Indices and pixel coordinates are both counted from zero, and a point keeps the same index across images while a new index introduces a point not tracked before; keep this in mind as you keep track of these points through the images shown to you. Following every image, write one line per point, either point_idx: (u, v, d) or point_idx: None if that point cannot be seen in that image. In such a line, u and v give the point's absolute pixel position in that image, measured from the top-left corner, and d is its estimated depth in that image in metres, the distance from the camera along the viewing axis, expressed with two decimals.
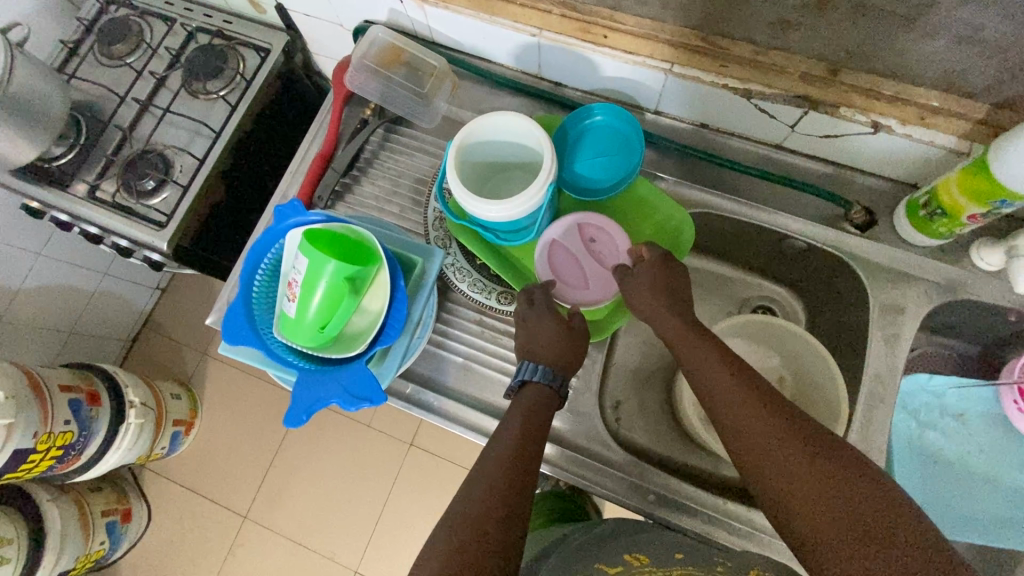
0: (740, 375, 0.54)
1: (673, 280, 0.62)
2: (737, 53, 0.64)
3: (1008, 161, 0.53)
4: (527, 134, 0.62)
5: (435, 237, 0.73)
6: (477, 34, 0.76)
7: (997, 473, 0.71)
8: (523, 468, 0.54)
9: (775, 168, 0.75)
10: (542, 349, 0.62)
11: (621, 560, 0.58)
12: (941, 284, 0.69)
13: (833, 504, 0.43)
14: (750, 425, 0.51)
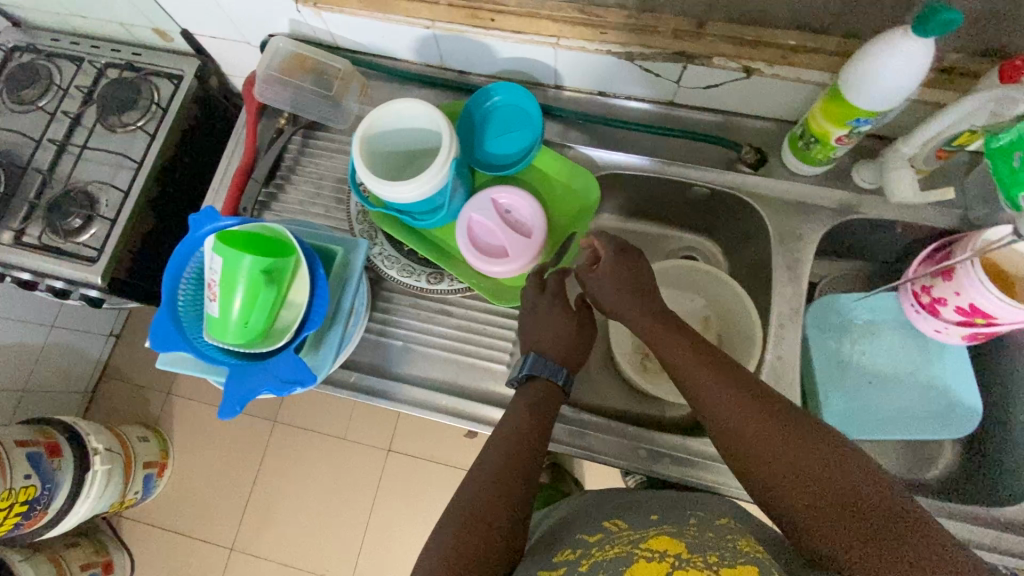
0: (718, 363, 0.58)
1: (647, 275, 0.65)
2: (613, 21, 0.69)
3: (856, 81, 0.58)
4: (416, 115, 0.64)
5: (360, 230, 0.76)
6: (375, 32, 0.79)
7: (907, 372, 0.77)
8: (524, 461, 0.59)
9: (672, 123, 0.80)
10: (547, 348, 0.66)
11: (599, 527, 0.58)
12: (831, 207, 0.75)
13: (815, 480, 0.48)
14: (731, 409, 0.55)
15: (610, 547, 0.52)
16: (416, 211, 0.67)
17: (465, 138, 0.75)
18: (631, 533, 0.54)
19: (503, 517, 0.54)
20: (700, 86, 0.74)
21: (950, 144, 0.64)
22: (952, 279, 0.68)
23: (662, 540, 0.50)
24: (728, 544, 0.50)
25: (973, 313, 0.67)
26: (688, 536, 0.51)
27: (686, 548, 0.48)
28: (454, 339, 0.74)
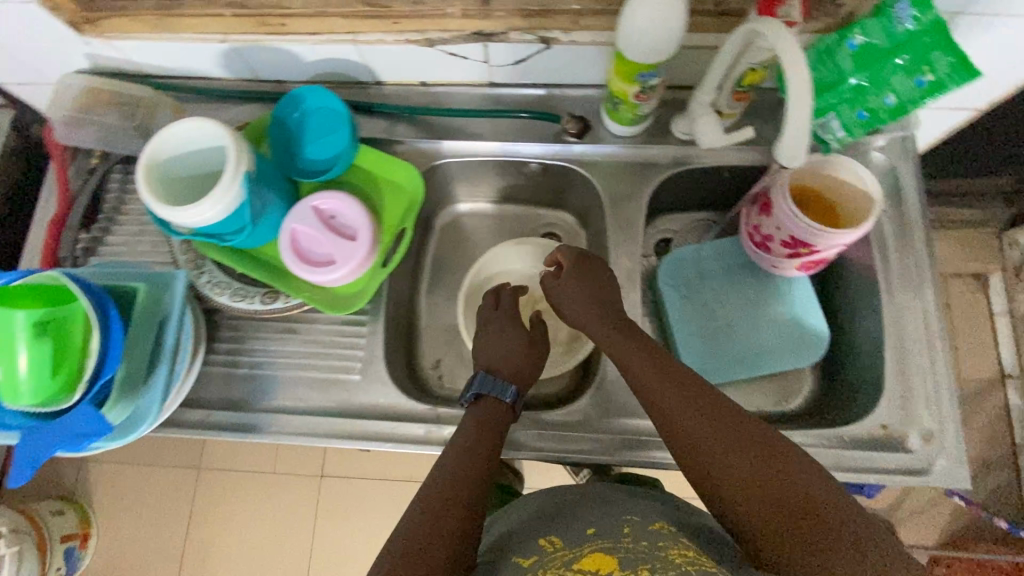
0: (666, 365, 0.59)
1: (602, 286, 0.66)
2: (401, 9, 0.67)
3: (624, 31, 0.59)
4: (194, 137, 0.61)
5: (185, 261, 0.73)
6: (173, 53, 0.75)
7: (757, 309, 0.79)
8: (471, 486, 0.57)
9: (498, 103, 0.80)
10: (500, 366, 0.68)
11: (534, 548, 0.55)
12: (655, 164, 0.77)
13: (763, 483, 0.50)
14: (681, 411, 0.55)
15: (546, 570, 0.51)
16: (224, 233, 0.64)
17: (280, 147, 0.73)
18: (565, 552, 0.53)
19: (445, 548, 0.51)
20: (510, 63, 0.74)
21: (741, 85, 0.66)
22: (773, 215, 0.69)
23: (597, 557, 0.51)
24: (659, 553, 0.51)
25: (796, 245, 0.70)
26: (621, 549, 0.52)
27: (618, 563, 0.50)
28: (302, 355, 0.72)
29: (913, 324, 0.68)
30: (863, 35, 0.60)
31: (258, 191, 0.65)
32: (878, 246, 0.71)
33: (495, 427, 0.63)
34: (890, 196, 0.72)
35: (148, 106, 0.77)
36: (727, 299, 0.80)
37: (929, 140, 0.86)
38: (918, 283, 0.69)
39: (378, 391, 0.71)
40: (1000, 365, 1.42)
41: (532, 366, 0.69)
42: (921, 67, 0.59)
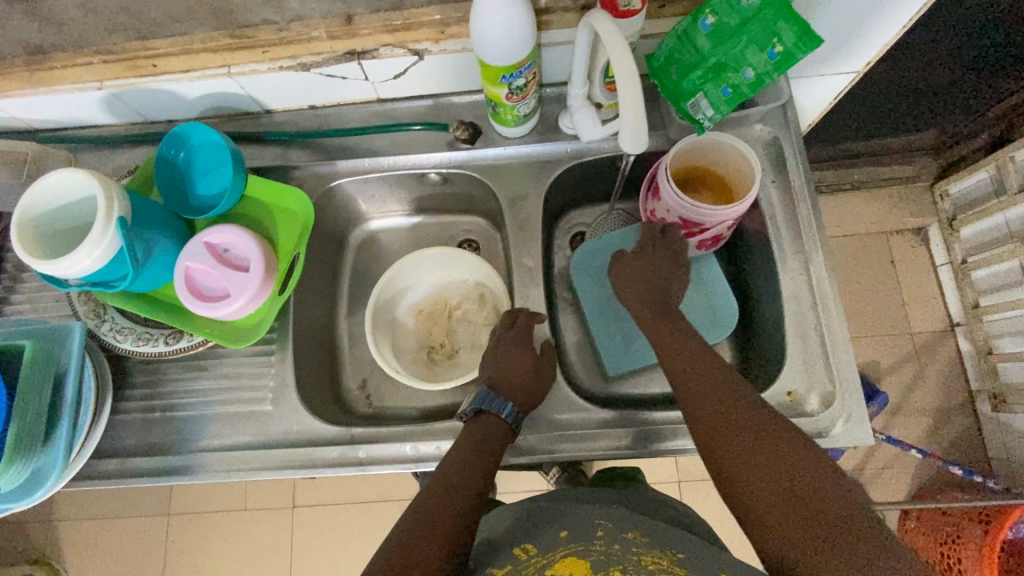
0: (702, 358, 0.63)
1: (654, 267, 0.72)
2: (266, 37, 0.66)
3: (481, 32, 0.57)
4: (47, 190, 0.61)
5: (86, 311, 0.72)
6: (56, 105, 0.75)
7: None
8: (470, 491, 0.58)
9: (390, 118, 0.80)
10: (502, 382, 0.68)
11: (509, 557, 0.54)
12: (550, 161, 0.78)
13: (778, 470, 0.50)
14: (706, 397, 0.59)
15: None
16: (111, 279, 0.64)
17: (166, 186, 0.72)
18: (538, 559, 0.52)
19: (432, 559, 0.50)
20: (390, 77, 0.74)
21: (610, 76, 0.67)
22: (662, 199, 0.70)
23: (570, 561, 0.51)
24: (631, 556, 0.50)
25: (687, 224, 0.71)
26: (595, 551, 0.51)
27: (590, 567, 0.50)
28: (214, 391, 0.72)
29: (809, 288, 0.69)
30: (713, 15, 0.61)
31: (138, 233, 0.65)
32: (770, 216, 0.72)
33: (491, 446, 0.63)
34: (776, 166, 0.73)
35: (36, 161, 0.75)
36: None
37: (822, 105, 0.88)
38: (811, 248, 0.70)
39: (291, 419, 0.70)
40: (947, 314, 1.40)
41: (531, 383, 0.69)
42: (771, 39, 0.59)
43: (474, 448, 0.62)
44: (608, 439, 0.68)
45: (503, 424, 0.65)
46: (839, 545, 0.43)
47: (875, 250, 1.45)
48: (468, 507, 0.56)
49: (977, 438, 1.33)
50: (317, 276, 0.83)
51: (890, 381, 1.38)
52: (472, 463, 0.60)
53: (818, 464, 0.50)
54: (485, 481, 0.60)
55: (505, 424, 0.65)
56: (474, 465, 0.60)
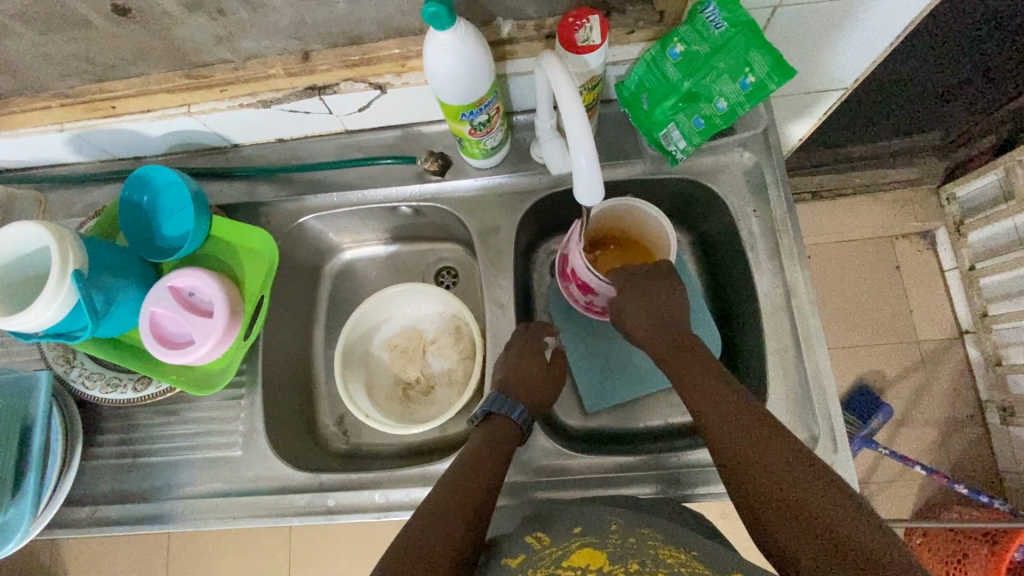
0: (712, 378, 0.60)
1: (655, 295, 0.66)
2: (223, 77, 0.64)
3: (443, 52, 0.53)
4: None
5: (54, 357, 0.71)
6: (21, 147, 0.74)
7: None
8: (484, 489, 0.56)
9: (357, 150, 0.78)
10: (514, 382, 0.66)
11: (522, 546, 0.51)
12: (522, 192, 0.75)
13: (802, 496, 0.48)
14: (719, 422, 0.56)
15: (534, 570, 0.47)
16: (72, 329, 0.62)
17: (130, 230, 0.71)
18: (553, 550, 0.49)
19: (448, 550, 0.49)
20: (355, 110, 0.72)
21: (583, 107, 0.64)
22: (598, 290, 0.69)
23: (586, 551, 0.47)
24: (650, 549, 0.48)
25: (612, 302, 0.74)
26: (611, 544, 0.48)
27: (608, 558, 0.47)
28: (185, 437, 0.71)
29: (792, 324, 0.66)
30: (682, 43, 0.58)
31: (97, 282, 0.63)
32: (750, 248, 0.69)
33: (500, 445, 0.61)
34: (756, 194, 0.70)
35: (3, 206, 0.77)
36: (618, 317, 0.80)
37: (812, 118, 0.83)
38: (793, 282, 0.67)
39: (261, 464, 0.69)
40: (955, 320, 1.32)
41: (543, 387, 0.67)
42: (743, 69, 0.57)
43: (486, 446, 0.61)
44: (589, 481, 0.66)
45: (514, 422, 0.64)
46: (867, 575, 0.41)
47: (879, 255, 1.36)
48: (480, 510, 0.54)
49: (987, 450, 1.26)
50: (290, 312, 0.81)
51: (896, 392, 1.31)
52: (486, 467, 0.58)
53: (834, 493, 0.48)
54: (496, 481, 0.58)
55: (516, 423, 0.64)
56: (485, 467, 0.58)
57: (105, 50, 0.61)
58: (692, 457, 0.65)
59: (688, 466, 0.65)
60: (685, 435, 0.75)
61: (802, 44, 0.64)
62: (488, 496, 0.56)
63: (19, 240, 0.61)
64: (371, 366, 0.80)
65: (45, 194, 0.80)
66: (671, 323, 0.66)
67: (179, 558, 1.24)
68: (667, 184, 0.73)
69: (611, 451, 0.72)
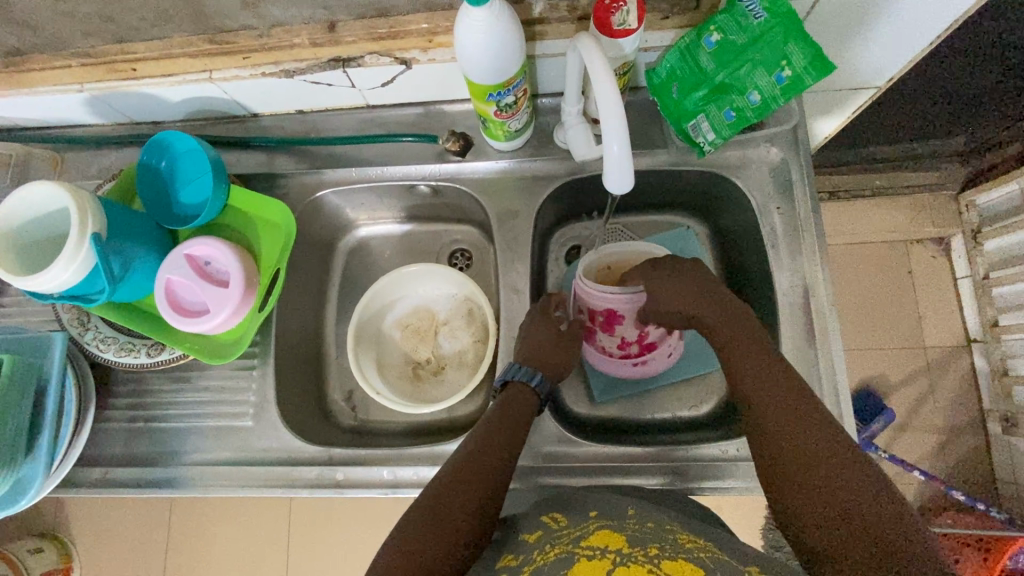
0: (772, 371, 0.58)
1: (688, 287, 0.64)
2: (247, 44, 0.63)
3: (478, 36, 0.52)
4: (14, 215, 0.60)
5: (68, 319, 0.71)
6: (38, 106, 0.73)
7: None
8: (499, 461, 0.56)
9: (377, 125, 0.77)
10: (531, 353, 0.66)
11: (538, 525, 0.52)
12: (542, 176, 0.74)
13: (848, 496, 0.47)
14: (775, 413, 0.55)
15: (551, 547, 0.48)
16: (89, 292, 0.62)
17: (147, 195, 0.70)
18: (572, 530, 0.50)
19: (461, 528, 0.50)
20: (378, 85, 0.71)
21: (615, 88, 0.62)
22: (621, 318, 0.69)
23: (604, 534, 0.49)
24: (667, 534, 0.49)
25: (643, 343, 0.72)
26: (629, 528, 0.50)
27: (627, 540, 0.48)
28: (197, 405, 0.72)
29: (809, 325, 0.66)
30: (718, 32, 0.57)
31: (114, 246, 0.63)
32: (772, 245, 0.68)
33: (508, 424, 0.60)
34: (782, 191, 0.69)
35: (20, 163, 0.79)
36: None
37: (840, 117, 0.82)
38: (813, 282, 0.67)
39: (270, 436, 0.70)
40: (964, 328, 1.31)
41: (563, 360, 0.68)
42: (779, 62, 0.56)
43: (496, 426, 0.59)
44: (599, 469, 0.66)
45: (532, 391, 0.64)
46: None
47: (893, 259, 1.34)
48: (487, 493, 0.54)
49: (986, 459, 1.26)
50: (303, 286, 0.81)
51: (898, 396, 1.30)
52: (503, 441, 0.58)
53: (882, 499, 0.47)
54: (505, 461, 0.57)
55: (533, 392, 0.64)
56: (497, 447, 0.57)
57: (128, 9, 0.60)
58: (701, 451, 0.65)
59: (696, 460, 0.65)
60: (694, 428, 0.75)
61: (840, 37, 0.62)
62: (497, 478, 0.55)
63: (33, 200, 0.60)
64: (383, 344, 0.80)
65: (62, 154, 0.80)
66: (723, 310, 0.64)
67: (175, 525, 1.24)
68: (691, 176, 0.72)
69: (620, 441, 0.72)
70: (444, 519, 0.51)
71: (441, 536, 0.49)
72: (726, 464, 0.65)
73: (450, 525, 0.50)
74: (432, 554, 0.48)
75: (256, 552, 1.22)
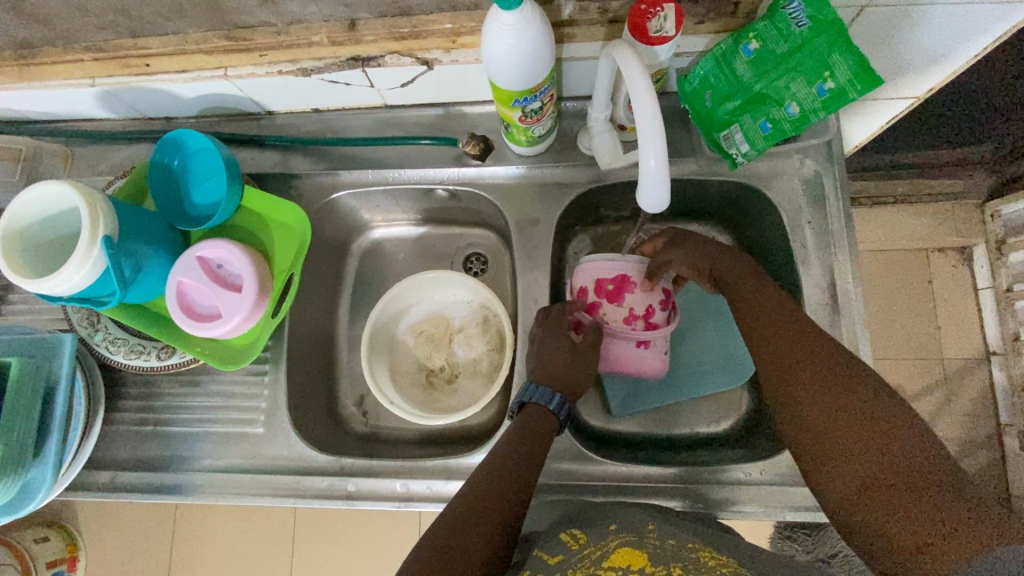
0: (785, 326, 0.55)
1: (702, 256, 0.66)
2: (264, 41, 0.61)
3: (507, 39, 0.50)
4: (24, 216, 0.59)
5: (78, 319, 0.70)
6: (48, 99, 0.72)
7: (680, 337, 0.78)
8: (521, 473, 0.56)
9: (394, 126, 0.74)
10: (549, 370, 0.64)
11: (557, 545, 0.50)
12: (564, 183, 0.72)
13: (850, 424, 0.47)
14: (796, 373, 0.52)
15: (574, 570, 0.47)
16: (100, 295, 0.61)
17: (160, 194, 0.68)
18: (592, 550, 0.48)
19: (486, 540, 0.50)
20: (397, 85, 0.69)
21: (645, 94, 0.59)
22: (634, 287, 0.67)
23: (625, 552, 0.47)
24: (690, 553, 0.47)
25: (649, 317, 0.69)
26: (650, 545, 0.48)
27: (649, 559, 0.46)
28: (207, 410, 0.70)
29: (838, 344, 0.64)
30: (757, 40, 0.54)
31: (126, 248, 0.61)
32: (802, 261, 0.66)
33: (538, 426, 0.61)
34: (814, 205, 0.67)
35: (30, 158, 0.76)
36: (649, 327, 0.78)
37: (872, 126, 0.79)
38: (843, 300, 0.64)
39: (281, 443, 0.69)
40: (984, 341, 1.27)
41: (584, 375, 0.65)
42: (821, 72, 0.53)
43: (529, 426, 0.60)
44: (618, 485, 0.65)
45: (553, 415, 0.62)
46: (936, 543, 0.40)
47: (914, 268, 1.31)
48: (520, 495, 0.54)
49: (1002, 474, 1.23)
50: (316, 289, 0.79)
51: (914, 408, 1.27)
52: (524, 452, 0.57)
53: (913, 453, 0.44)
54: (537, 460, 0.58)
55: (553, 412, 0.62)
56: (530, 444, 0.58)
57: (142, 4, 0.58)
58: (722, 473, 0.64)
59: (718, 481, 0.63)
60: (713, 445, 0.73)
61: (883, 46, 0.59)
62: (528, 477, 0.56)
63: (43, 200, 0.59)
64: (395, 350, 0.78)
65: (73, 149, 0.78)
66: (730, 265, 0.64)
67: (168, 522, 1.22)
68: (718, 187, 0.70)
69: (639, 458, 0.70)
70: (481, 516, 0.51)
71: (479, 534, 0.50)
72: (747, 487, 0.63)
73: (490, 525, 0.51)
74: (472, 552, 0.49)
75: (251, 552, 1.20)
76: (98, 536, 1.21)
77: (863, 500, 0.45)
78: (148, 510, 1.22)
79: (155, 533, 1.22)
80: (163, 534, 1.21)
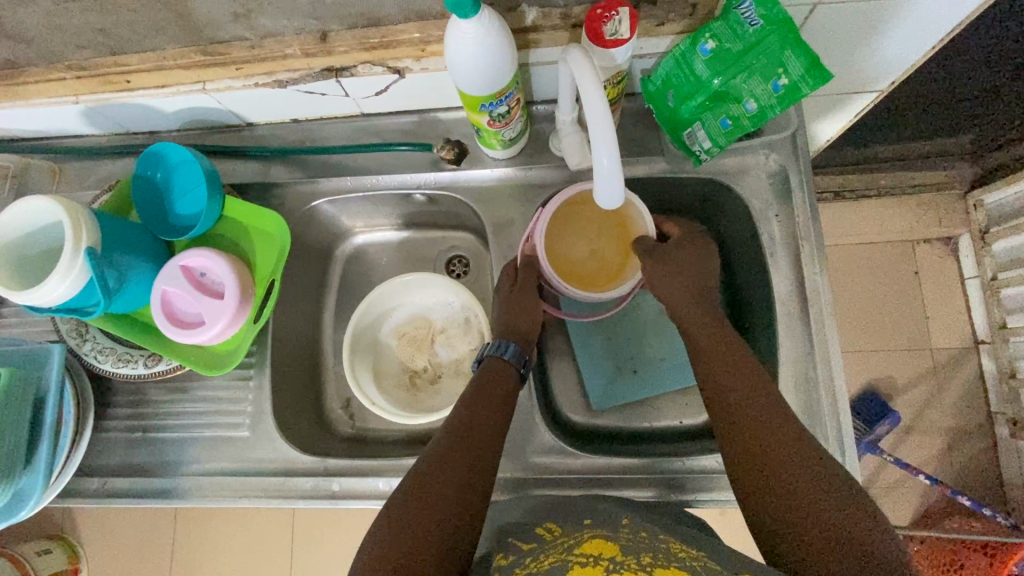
0: (726, 343, 0.60)
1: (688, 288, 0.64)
2: (239, 55, 0.62)
3: (467, 44, 0.51)
4: (8, 229, 0.61)
5: (67, 330, 0.72)
6: (35, 117, 0.74)
7: (656, 335, 0.80)
8: (484, 454, 0.56)
9: (371, 134, 0.76)
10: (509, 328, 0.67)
11: (533, 535, 0.51)
12: (538, 185, 0.74)
13: (775, 447, 0.51)
14: (739, 392, 0.56)
15: (545, 556, 0.47)
16: (85, 305, 0.62)
17: (144, 207, 0.70)
18: (566, 539, 0.49)
19: (449, 524, 0.50)
20: (372, 94, 0.70)
21: (611, 85, 0.59)
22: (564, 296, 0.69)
23: (597, 541, 0.48)
24: (662, 544, 0.48)
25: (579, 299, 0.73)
26: (624, 538, 0.48)
27: (621, 549, 0.46)
28: (196, 416, 0.72)
29: (808, 334, 0.65)
30: (713, 39, 0.55)
31: (109, 260, 0.63)
32: (770, 253, 0.68)
33: (489, 397, 0.60)
34: (781, 198, 0.68)
35: (18, 175, 0.78)
36: (626, 326, 0.80)
37: (840, 118, 0.80)
38: (812, 292, 0.66)
39: (266, 446, 0.70)
40: (971, 330, 1.27)
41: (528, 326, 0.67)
42: (776, 69, 0.55)
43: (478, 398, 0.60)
44: (600, 480, 0.66)
45: (508, 363, 0.64)
46: (827, 549, 0.44)
47: (898, 259, 1.30)
48: (481, 473, 0.54)
49: (993, 463, 1.22)
50: (301, 294, 0.81)
51: (904, 399, 1.26)
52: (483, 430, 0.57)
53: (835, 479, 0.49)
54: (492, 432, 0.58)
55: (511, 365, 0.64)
56: (484, 413, 0.59)
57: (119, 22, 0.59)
58: (696, 463, 0.65)
59: (693, 472, 0.65)
60: (692, 438, 0.74)
61: (844, 41, 0.61)
62: (490, 450, 0.56)
63: (20, 212, 0.60)
64: (379, 351, 0.80)
65: (61, 165, 0.80)
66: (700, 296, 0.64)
67: (166, 528, 1.23)
68: (688, 184, 0.71)
69: (620, 450, 0.72)
70: (437, 506, 0.51)
71: (439, 524, 0.49)
72: (722, 477, 0.64)
73: (453, 508, 0.51)
74: (428, 544, 0.48)
75: (249, 554, 1.21)
76: (97, 544, 1.22)
77: (781, 497, 0.48)
78: (146, 517, 1.23)
79: (144, 543, 1.22)
80: (162, 540, 1.22)
